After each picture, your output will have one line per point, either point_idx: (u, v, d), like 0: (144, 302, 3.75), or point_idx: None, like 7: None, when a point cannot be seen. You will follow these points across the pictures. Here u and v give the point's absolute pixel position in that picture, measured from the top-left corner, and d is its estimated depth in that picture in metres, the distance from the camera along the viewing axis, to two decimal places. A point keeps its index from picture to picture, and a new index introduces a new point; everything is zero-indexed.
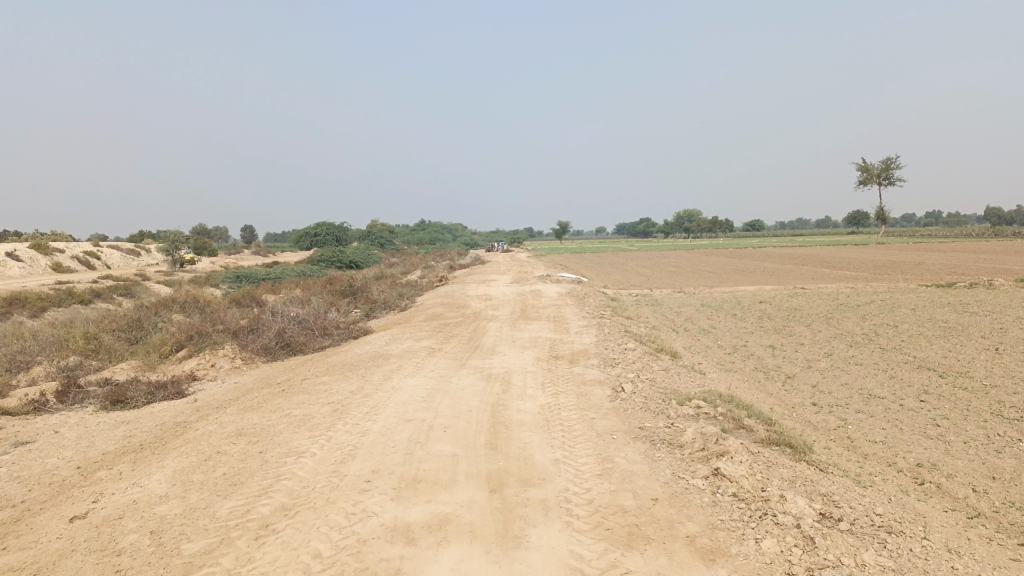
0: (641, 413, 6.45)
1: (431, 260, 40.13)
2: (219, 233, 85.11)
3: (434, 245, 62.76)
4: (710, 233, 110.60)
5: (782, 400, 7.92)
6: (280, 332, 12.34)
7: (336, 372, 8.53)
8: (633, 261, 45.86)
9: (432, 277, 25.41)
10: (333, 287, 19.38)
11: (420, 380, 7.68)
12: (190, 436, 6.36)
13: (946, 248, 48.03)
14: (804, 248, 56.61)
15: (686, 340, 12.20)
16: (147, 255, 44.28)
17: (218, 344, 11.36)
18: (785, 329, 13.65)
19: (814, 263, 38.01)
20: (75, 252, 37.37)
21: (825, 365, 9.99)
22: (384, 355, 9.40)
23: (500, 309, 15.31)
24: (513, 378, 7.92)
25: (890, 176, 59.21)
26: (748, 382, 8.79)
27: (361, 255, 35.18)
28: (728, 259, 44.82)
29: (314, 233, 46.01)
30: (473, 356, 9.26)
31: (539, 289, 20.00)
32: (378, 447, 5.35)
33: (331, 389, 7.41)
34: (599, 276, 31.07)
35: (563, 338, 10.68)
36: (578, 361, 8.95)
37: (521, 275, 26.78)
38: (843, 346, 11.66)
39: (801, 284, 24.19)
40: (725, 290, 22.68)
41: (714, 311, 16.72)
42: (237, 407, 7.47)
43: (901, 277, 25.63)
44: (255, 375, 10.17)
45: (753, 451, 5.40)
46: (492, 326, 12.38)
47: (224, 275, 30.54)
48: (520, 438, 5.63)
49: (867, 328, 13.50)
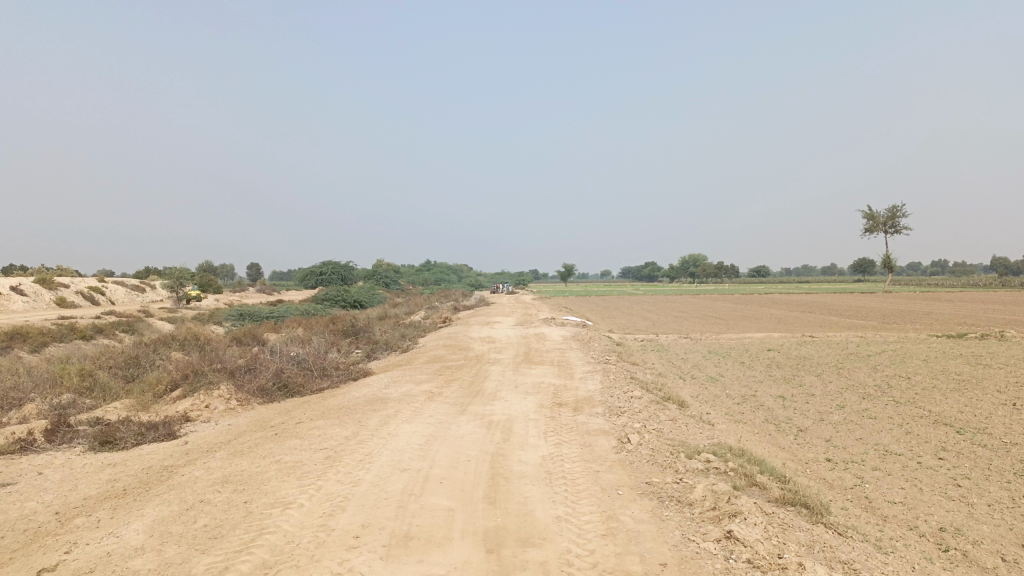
0: (648, 467, 6.15)
1: (436, 300, 39.96)
2: (225, 269, 85.29)
3: (439, 286, 62.73)
4: (715, 279, 110.56)
5: (795, 455, 7.61)
6: (278, 372, 12.08)
7: (332, 415, 8.25)
8: (638, 306, 45.53)
9: (436, 318, 25.21)
10: (335, 326, 19.17)
11: (418, 427, 7.40)
12: (175, 482, 6.07)
13: (955, 299, 47.63)
14: (811, 296, 56.28)
15: (693, 389, 11.89)
16: (152, 292, 44.24)
17: (214, 384, 11.10)
18: (795, 379, 13.32)
19: (821, 311, 37.71)
20: (80, 287, 37.38)
21: (837, 418, 9.66)
22: (382, 399, 9.12)
23: (503, 352, 15.05)
24: (514, 426, 7.64)
25: (896, 226, 59.21)
26: (759, 435, 8.47)
27: (366, 294, 35.05)
28: (734, 305, 44.54)
29: (319, 272, 45.97)
30: (474, 402, 8.97)
31: (544, 333, 19.75)
32: (370, 498, 5.06)
33: (325, 434, 7.13)
34: (605, 321, 30.86)
35: (567, 384, 10.40)
36: (582, 409, 8.66)
37: (525, 318, 26.52)
38: (855, 398, 11.32)
39: (809, 332, 23.92)
40: (732, 337, 22.35)
41: (722, 359, 16.40)
42: (227, 451, 7.19)
43: (910, 327, 25.27)
44: (249, 416, 9.88)
45: (767, 512, 5.09)
46: (494, 370, 12.11)
47: (227, 313, 30.38)
48: (519, 492, 5.34)
49: (879, 380, 13.16)
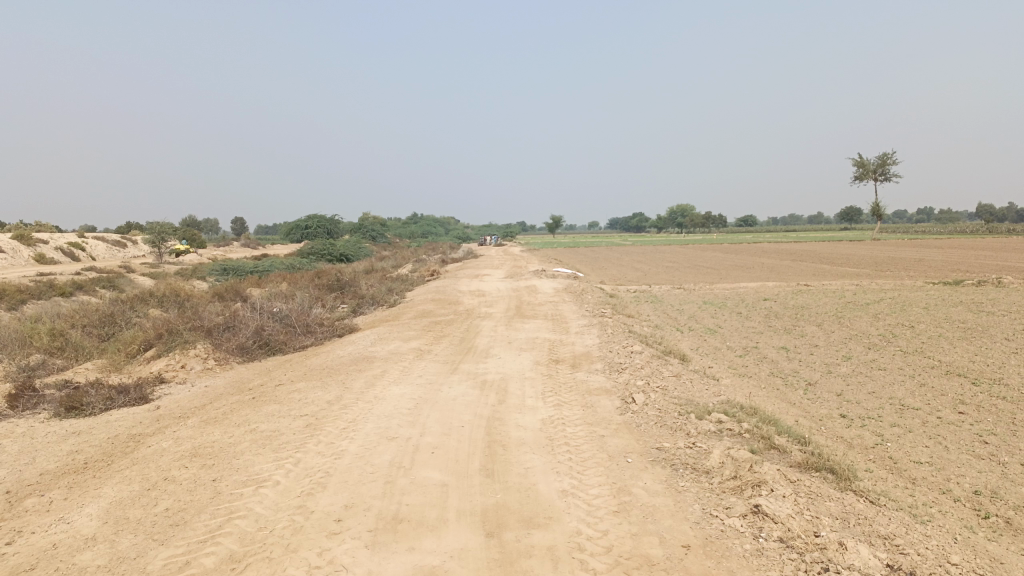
0: (657, 430, 5.66)
1: (424, 253, 39.26)
2: (210, 224, 83.95)
3: (428, 238, 62.10)
4: (704, 228, 110.25)
5: (808, 411, 7.18)
6: (259, 330, 11.51)
7: (313, 377, 7.71)
8: (628, 256, 45.02)
9: (424, 271, 24.62)
10: (320, 281, 18.55)
11: (406, 389, 6.87)
12: (139, 456, 5.52)
13: (945, 246, 47.39)
14: (799, 245, 55.95)
15: (692, 341, 11.44)
16: (133, 247, 43.19)
17: (190, 343, 10.51)
18: (797, 330, 12.89)
19: (813, 259, 37.39)
20: (60, 243, 36.40)
21: (846, 371, 9.22)
22: (368, 358, 8.59)
23: (495, 306, 14.54)
24: (510, 386, 7.13)
25: (886, 172, 58.64)
26: (767, 391, 8.01)
27: (352, 248, 34.33)
28: (724, 254, 44.19)
29: (304, 225, 45.00)
30: (465, 360, 8.45)
31: (535, 285, 19.22)
32: (353, 474, 4.54)
33: (305, 399, 6.59)
34: (596, 271, 30.28)
35: (563, 339, 9.90)
36: (580, 366, 8.16)
37: (515, 270, 25.99)
38: (861, 348, 10.90)
39: (804, 280, 23.47)
40: (726, 287, 21.90)
41: (718, 309, 15.95)
42: (200, 419, 6.64)
43: (904, 274, 24.91)
44: (228, 378, 9.33)
45: (793, 481, 4.62)
46: (485, 325, 11.59)
47: (211, 267, 29.63)
48: (519, 463, 4.83)
49: (882, 329, 12.73)
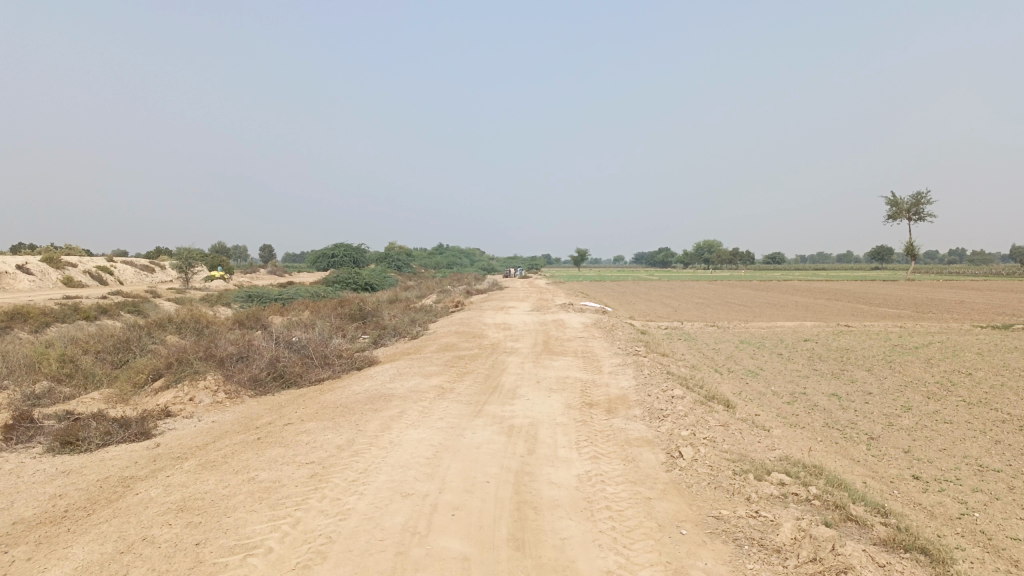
0: (712, 494, 4.91)
1: (450, 284, 38.85)
2: (239, 251, 84.74)
3: (453, 269, 61.87)
4: (731, 265, 108.94)
5: (876, 474, 6.37)
6: (273, 361, 10.92)
7: (324, 417, 7.04)
8: (656, 291, 44.12)
9: (449, 303, 24.03)
10: (342, 310, 18.02)
11: (426, 434, 6.19)
12: (122, 506, 4.89)
13: (982, 288, 45.99)
14: (831, 283, 54.75)
15: (733, 385, 10.62)
16: (160, 272, 43.17)
17: (200, 373, 9.93)
18: (844, 375, 12.01)
19: (848, 298, 36.26)
20: (89, 266, 36.47)
21: (908, 424, 8.35)
22: (385, 395, 7.94)
23: (522, 341, 13.88)
24: (539, 433, 6.43)
25: (921, 212, 57.38)
26: (824, 447, 7.20)
27: (377, 277, 33.95)
28: (754, 292, 43.24)
29: (330, 254, 44.87)
30: (491, 401, 7.74)
31: (563, 319, 18.55)
32: (359, 541, 3.86)
33: (313, 442, 5.93)
34: (624, 306, 29.46)
35: (596, 379, 9.18)
36: (616, 411, 7.41)
37: (541, 303, 25.30)
38: (920, 398, 10.00)
39: (843, 321, 22.46)
40: (761, 326, 20.98)
41: (757, 350, 15.09)
42: (198, 461, 6.01)
43: (948, 317, 23.83)
44: (237, 413, 8.71)
45: (884, 565, 3.85)
46: (512, 362, 10.88)
47: (235, 293, 29.35)
48: (554, 531, 4.11)
49: (939, 377, 11.81)
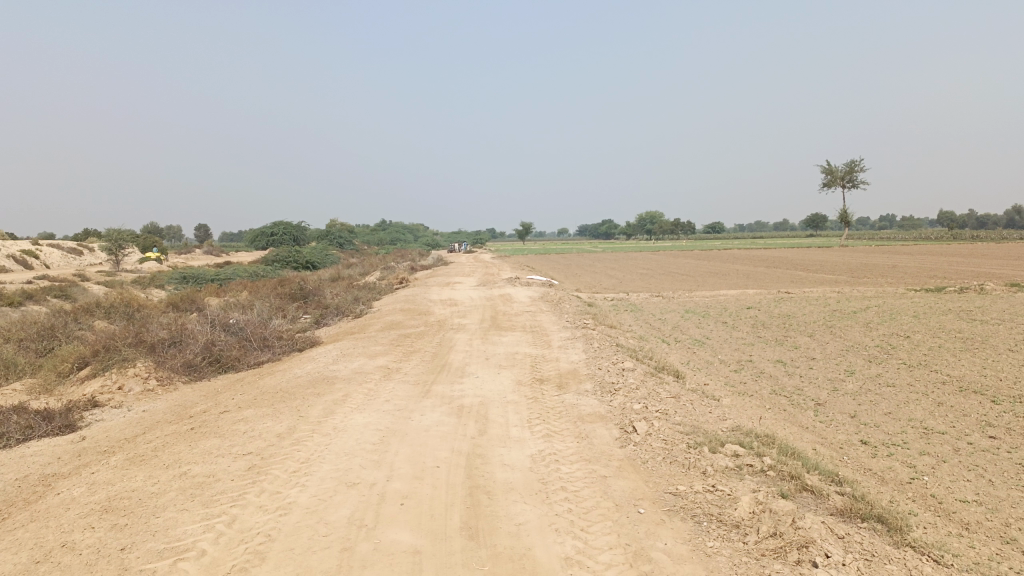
0: (667, 469, 4.79)
1: (394, 261, 38.26)
2: (174, 231, 82.00)
3: (397, 245, 61.09)
4: (673, 235, 110.50)
5: (826, 440, 6.39)
6: (209, 345, 10.45)
7: (264, 403, 6.71)
8: (601, 263, 44.38)
9: (393, 279, 23.60)
10: (282, 290, 17.47)
11: (371, 418, 5.92)
12: (41, 507, 4.50)
13: (910, 252, 47.58)
14: (770, 251, 55.93)
15: (681, 355, 10.62)
16: (90, 254, 41.38)
17: (130, 361, 9.42)
18: (789, 341, 12.16)
19: (787, 265, 37.05)
20: (12, 250, 34.68)
21: (853, 388, 8.45)
22: (328, 378, 7.63)
23: (469, 316, 13.64)
24: (490, 412, 6.24)
25: (854, 179, 58.94)
26: (774, 415, 7.20)
27: (319, 255, 33.17)
28: (695, 261, 43.90)
29: (270, 232, 43.69)
30: (438, 380, 7.51)
31: (510, 293, 18.38)
32: (301, 539, 3.60)
33: (251, 431, 5.61)
34: (570, 279, 29.45)
35: (545, 354, 9.03)
36: (567, 387, 7.27)
37: (486, 278, 25.07)
38: (862, 362, 10.17)
39: (784, 287, 22.87)
40: (705, 295, 21.19)
41: (703, 319, 15.20)
42: (127, 455, 5.62)
43: (883, 281, 24.49)
44: (170, 401, 8.28)
45: (843, 537, 3.78)
46: (459, 339, 10.64)
47: (170, 275, 28.28)
48: (509, 517, 3.93)
49: (879, 340, 12.05)
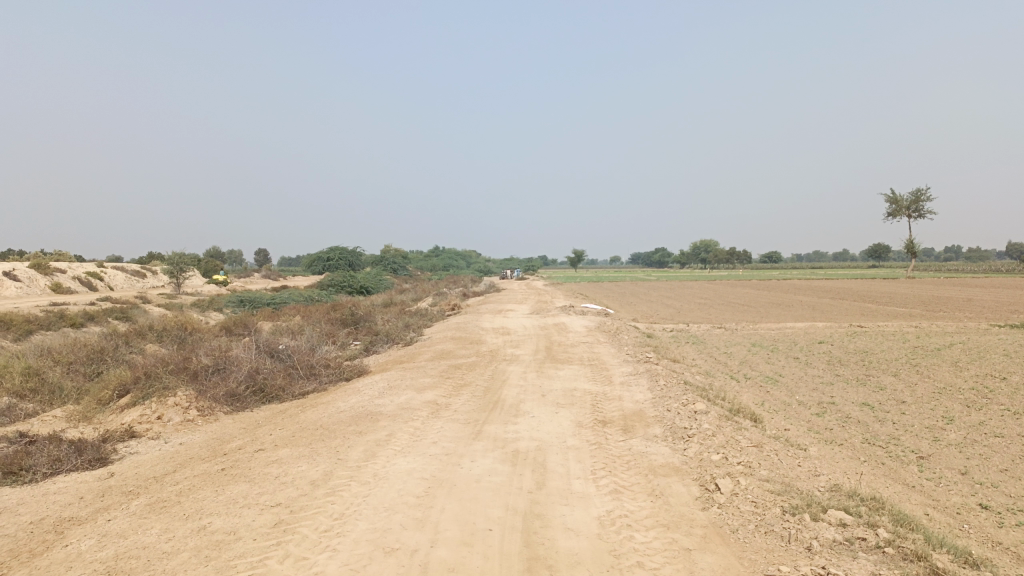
0: (763, 542, 4.04)
1: (447, 287, 37.94)
2: (234, 255, 83.85)
3: (449, 271, 61.06)
4: (729, 265, 108.30)
5: (940, 504, 5.50)
6: (253, 374, 10.01)
7: (301, 442, 6.14)
8: (656, 292, 43.37)
9: (445, 306, 23.15)
10: (333, 315, 17.11)
11: (416, 464, 5.29)
12: (43, 563, 3.98)
13: (984, 285, 45.20)
14: (832, 282, 54.01)
15: (754, 395, 9.75)
16: (152, 277, 42.16)
17: (170, 389, 9.02)
18: (870, 381, 11.13)
19: (853, 297, 35.44)
20: (79, 272, 35.48)
21: (957, 439, 7.47)
22: (373, 414, 7.05)
23: (523, 347, 12.98)
24: (549, 459, 5.55)
25: (921, 209, 56.68)
26: (871, 471, 6.33)
27: (372, 280, 33.06)
28: (755, 291, 42.42)
29: (325, 257, 44.01)
30: (491, 420, 6.83)
31: (565, 323, 17.69)
32: None
33: (284, 476, 5.04)
34: (625, 308, 28.58)
35: (607, 391, 8.30)
36: (633, 431, 6.52)
37: (540, 306, 24.45)
38: (959, 407, 9.13)
39: (855, 321, 21.60)
40: (770, 327, 20.08)
41: (771, 354, 14.21)
42: (150, 500, 5.10)
43: (961, 316, 22.91)
44: (208, 434, 7.81)
45: None
46: (513, 371, 10.01)
47: (226, 298, 28.44)
48: None
49: (972, 382, 10.94)
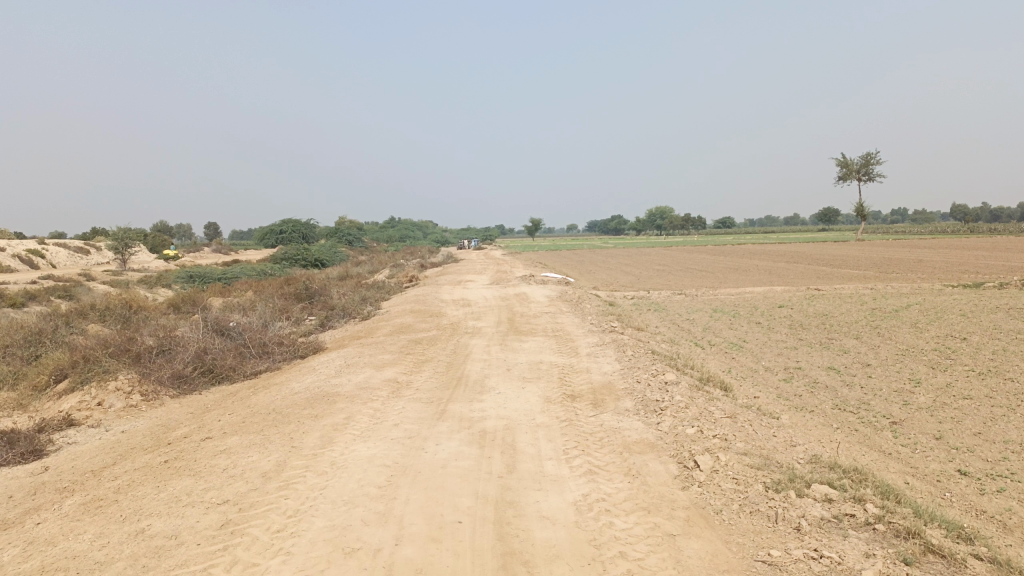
0: (749, 524, 3.80)
1: (404, 258, 37.31)
2: (183, 229, 81.52)
3: (406, 242, 60.28)
4: (684, 230, 109.31)
5: (919, 472, 5.36)
6: (201, 354, 9.51)
7: (252, 429, 5.74)
8: (615, 259, 43.39)
9: (403, 277, 22.66)
10: (286, 290, 16.53)
11: (377, 449, 4.94)
12: None
13: (930, 246, 46.22)
14: (786, 245, 54.73)
15: (721, 362, 9.61)
16: (97, 253, 40.57)
17: (112, 373, 8.49)
18: (834, 345, 11.10)
19: (808, 260, 35.89)
20: (18, 249, 33.94)
21: (927, 402, 7.41)
22: (329, 395, 6.67)
23: (484, 318, 12.66)
24: (518, 439, 5.26)
25: (871, 172, 57.57)
26: (845, 438, 6.20)
27: (327, 253, 32.31)
28: (711, 256, 42.71)
29: (278, 230, 42.92)
30: (455, 398, 6.51)
31: (526, 292, 17.40)
32: None
33: (234, 468, 4.65)
34: (585, 276, 28.42)
35: (574, 363, 8.05)
36: (603, 405, 6.26)
37: (500, 276, 24.11)
38: (924, 370, 9.11)
39: (813, 284, 21.74)
40: (730, 292, 20.09)
41: (734, 320, 14.14)
42: (85, 498, 4.65)
43: (914, 277, 23.23)
44: (153, 420, 7.33)
45: None
46: (476, 344, 9.69)
47: (176, 273, 27.51)
48: None
49: (934, 343, 10.98)
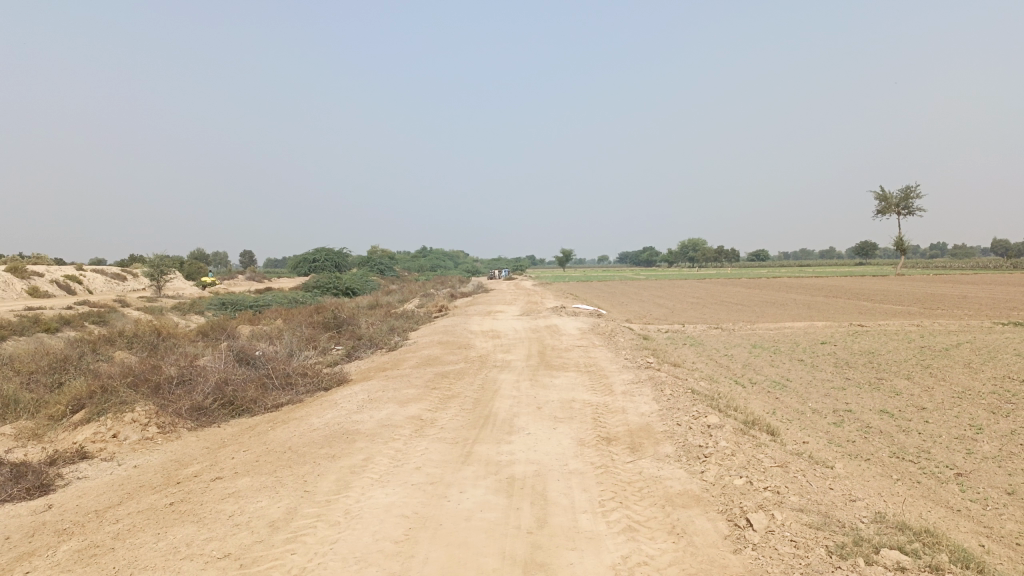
0: None
1: (434, 287, 37.13)
2: (218, 257, 82.63)
3: (437, 272, 60.25)
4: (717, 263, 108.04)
5: (997, 534, 4.80)
6: (221, 385, 9.22)
7: (265, 469, 5.38)
8: (647, 292, 42.70)
9: (432, 307, 22.37)
10: (314, 319, 16.30)
11: (396, 497, 4.53)
12: None
13: (973, 282, 44.81)
14: (823, 279, 53.60)
15: (765, 402, 9.05)
16: (133, 280, 41.06)
17: (130, 404, 8.23)
18: (884, 386, 10.48)
19: (847, 295, 34.85)
20: (57, 275, 34.42)
21: (993, 452, 6.80)
22: (349, 432, 6.29)
23: (514, 351, 12.25)
24: (550, 488, 4.82)
25: (910, 206, 56.28)
26: (908, 492, 5.64)
27: (358, 281, 32.24)
28: (745, 289, 41.83)
29: (311, 258, 43.11)
30: (481, 439, 6.09)
31: (557, 325, 16.95)
32: None
33: (240, 516, 4.28)
34: (618, 308, 27.89)
35: (608, 403, 7.59)
36: (641, 450, 5.79)
37: (530, 307, 23.72)
38: (985, 415, 8.47)
39: (855, 320, 20.96)
40: (769, 327, 19.43)
41: (774, 357, 13.54)
42: (81, 544, 4.30)
43: (960, 314, 22.29)
44: (167, 455, 7.01)
45: None
46: (505, 379, 9.27)
47: (208, 300, 27.59)
48: None
49: (992, 386, 10.29)
